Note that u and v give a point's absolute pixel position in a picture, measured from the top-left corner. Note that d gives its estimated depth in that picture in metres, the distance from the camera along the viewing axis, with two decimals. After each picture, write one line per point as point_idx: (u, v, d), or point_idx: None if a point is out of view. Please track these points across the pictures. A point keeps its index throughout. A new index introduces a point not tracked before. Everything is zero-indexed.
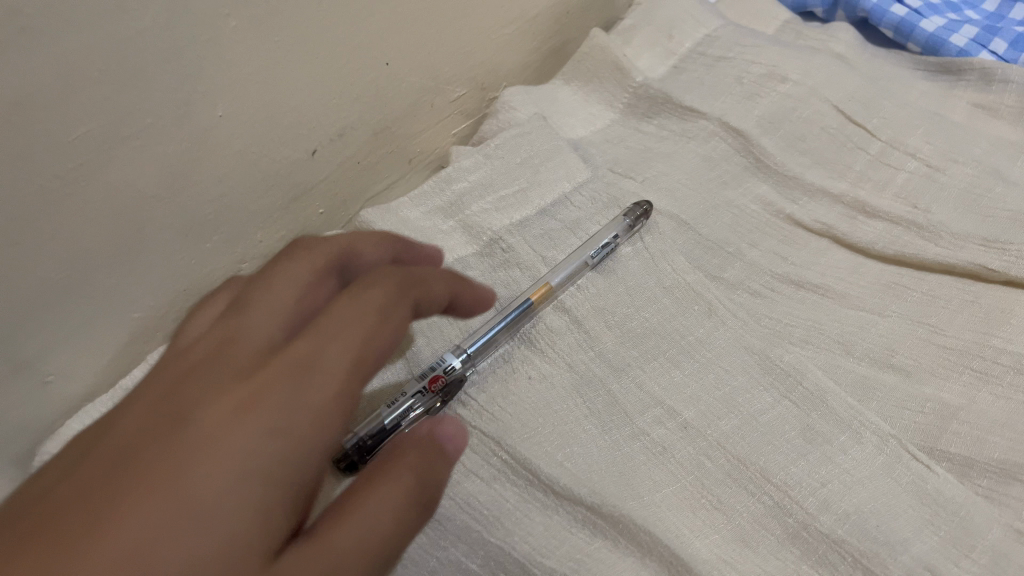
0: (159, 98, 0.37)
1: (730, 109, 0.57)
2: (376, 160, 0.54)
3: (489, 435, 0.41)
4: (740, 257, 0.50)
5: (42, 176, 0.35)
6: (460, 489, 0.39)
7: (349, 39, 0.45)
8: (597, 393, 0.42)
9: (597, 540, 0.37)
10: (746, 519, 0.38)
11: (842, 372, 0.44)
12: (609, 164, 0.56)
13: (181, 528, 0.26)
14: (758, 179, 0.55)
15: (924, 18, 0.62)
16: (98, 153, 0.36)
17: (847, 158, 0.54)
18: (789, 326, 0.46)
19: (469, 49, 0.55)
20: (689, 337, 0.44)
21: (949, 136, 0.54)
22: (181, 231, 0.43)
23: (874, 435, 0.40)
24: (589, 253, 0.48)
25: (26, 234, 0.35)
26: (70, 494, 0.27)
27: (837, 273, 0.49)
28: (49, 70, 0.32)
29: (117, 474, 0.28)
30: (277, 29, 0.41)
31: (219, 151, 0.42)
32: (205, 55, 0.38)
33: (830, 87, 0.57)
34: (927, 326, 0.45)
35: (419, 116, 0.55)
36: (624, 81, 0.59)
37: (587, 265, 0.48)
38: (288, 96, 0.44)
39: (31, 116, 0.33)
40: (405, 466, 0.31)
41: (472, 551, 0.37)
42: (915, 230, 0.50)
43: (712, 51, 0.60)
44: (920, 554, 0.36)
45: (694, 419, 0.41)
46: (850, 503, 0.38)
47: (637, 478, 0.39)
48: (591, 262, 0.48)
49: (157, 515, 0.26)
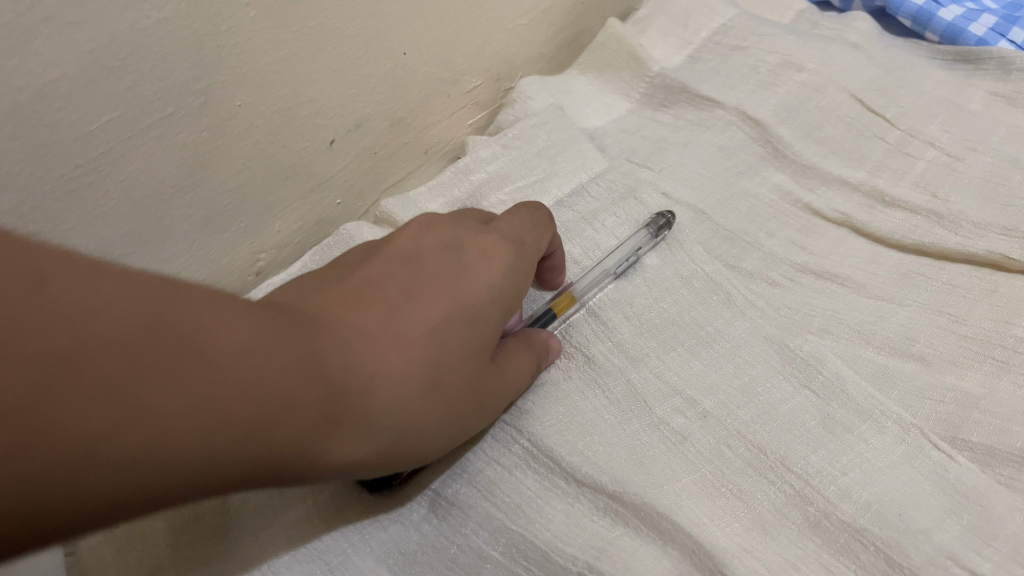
0: (180, 88, 0.37)
1: (747, 99, 0.57)
2: (391, 150, 0.54)
3: (509, 422, 0.41)
4: (758, 247, 0.50)
5: (63, 167, 0.35)
6: (481, 476, 0.40)
7: (366, 29, 0.45)
8: (616, 383, 0.42)
9: (618, 528, 0.38)
10: (766, 507, 0.38)
11: (860, 362, 0.44)
12: (625, 154, 0.56)
13: (453, 324, 0.36)
14: (775, 169, 0.54)
15: (942, 7, 0.61)
16: (119, 144, 0.36)
17: (864, 148, 0.54)
18: (806, 317, 0.46)
19: (485, 39, 0.55)
20: (707, 328, 0.44)
21: (966, 126, 0.53)
22: (199, 221, 0.43)
23: (895, 425, 0.40)
24: (614, 266, 0.47)
25: (47, 224, 0.36)
26: (364, 283, 0.36)
27: (855, 262, 0.49)
28: (70, 61, 0.32)
29: (399, 276, 0.37)
30: (296, 20, 0.41)
31: (237, 142, 0.42)
32: (225, 44, 0.38)
33: (847, 76, 0.57)
34: (948, 316, 0.45)
35: (434, 106, 0.55)
36: (640, 71, 0.59)
37: (608, 275, 0.47)
38: (306, 87, 0.44)
39: (52, 107, 0.33)
40: (539, 338, 0.42)
41: (494, 538, 0.38)
42: (933, 219, 0.49)
43: (727, 40, 0.60)
44: (942, 543, 0.36)
45: (713, 408, 0.41)
46: (871, 492, 0.38)
47: (657, 467, 0.39)
48: (613, 274, 0.47)
49: (448, 311, 0.36)
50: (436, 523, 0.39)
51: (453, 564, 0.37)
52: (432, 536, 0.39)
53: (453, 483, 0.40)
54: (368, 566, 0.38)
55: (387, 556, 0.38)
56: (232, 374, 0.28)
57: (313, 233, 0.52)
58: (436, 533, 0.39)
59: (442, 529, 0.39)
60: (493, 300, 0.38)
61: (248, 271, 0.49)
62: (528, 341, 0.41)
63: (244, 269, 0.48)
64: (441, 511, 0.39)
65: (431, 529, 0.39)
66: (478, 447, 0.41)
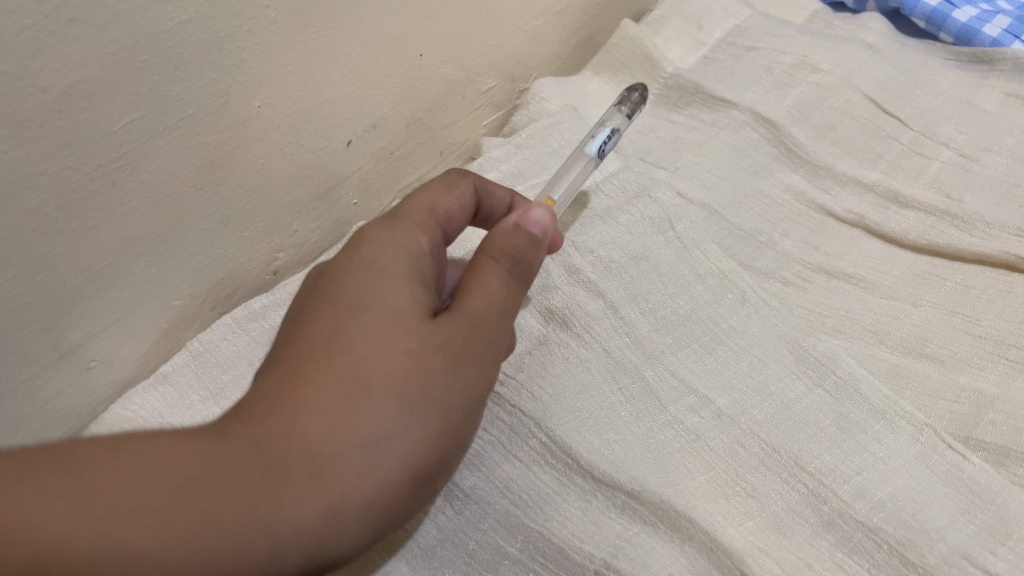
0: (202, 89, 0.38)
1: (761, 99, 0.57)
2: (406, 150, 0.54)
3: (527, 415, 0.41)
4: (772, 247, 0.50)
5: (88, 166, 0.35)
6: (498, 472, 0.40)
7: (383, 30, 0.45)
8: (632, 380, 0.42)
9: (635, 525, 0.38)
10: (780, 506, 0.38)
11: (875, 361, 0.44)
12: (639, 154, 0.56)
13: (363, 331, 0.31)
14: (789, 169, 0.55)
15: (957, 8, 0.61)
16: (142, 144, 0.37)
17: (878, 149, 0.54)
18: (821, 316, 0.46)
19: (500, 40, 0.55)
20: (722, 325, 0.45)
21: (980, 126, 0.54)
22: (217, 220, 0.44)
23: (909, 424, 0.40)
24: (592, 148, 0.46)
25: (72, 223, 0.36)
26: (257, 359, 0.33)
27: (869, 263, 0.49)
28: (95, 61, 0.33)
29: (284, 329, 0.33)
30: (315, 21, 0.41)
31: (255, 142, 0.43)
32: (245, 45, 0.38)
33: (862, 77, 0.57)
34: (963, 316, 0.45)
35: (449, 107, 0.55)
36: (655, 72, 0.60)
37: (591, 160, 0.46)
38: (324, 88, 0.44)
39: (77, 108, 0.33)
40: (499, 246, 0.35)
41: (511, 535, 0.38)
42: (947, 220, 0.50)
43: (741, 41, 0.60)
44: (956, 542, 0.36)
45: (728, 407, 0.41)
46: (886, 491, 0.38)
47: (671, 466, 0.39)
48: (595, 156, 0.46)
49: (335, 317, 0.32)
50: (453, 516, 0.39)
51: (470, 560, 0.38)
52: (450, 530, 0.39)
53: (470, 477, 0.40)
54: (386, 563, 0.38)
55: (405, 551, 0.39)
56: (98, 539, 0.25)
57: (330, 232, 0.52)
58: (453, 526, 0.39)
59: (459, 523, 0.39)
60: (397, 281, 0.33)
61: (267, 269, 0.49)
62: (485, 261, 0.35)
63: (262, 267, 0.49)
64: (458, 505, 0.39)
65: (448, 523, 0.39)
66: (495, 441, 0.41)
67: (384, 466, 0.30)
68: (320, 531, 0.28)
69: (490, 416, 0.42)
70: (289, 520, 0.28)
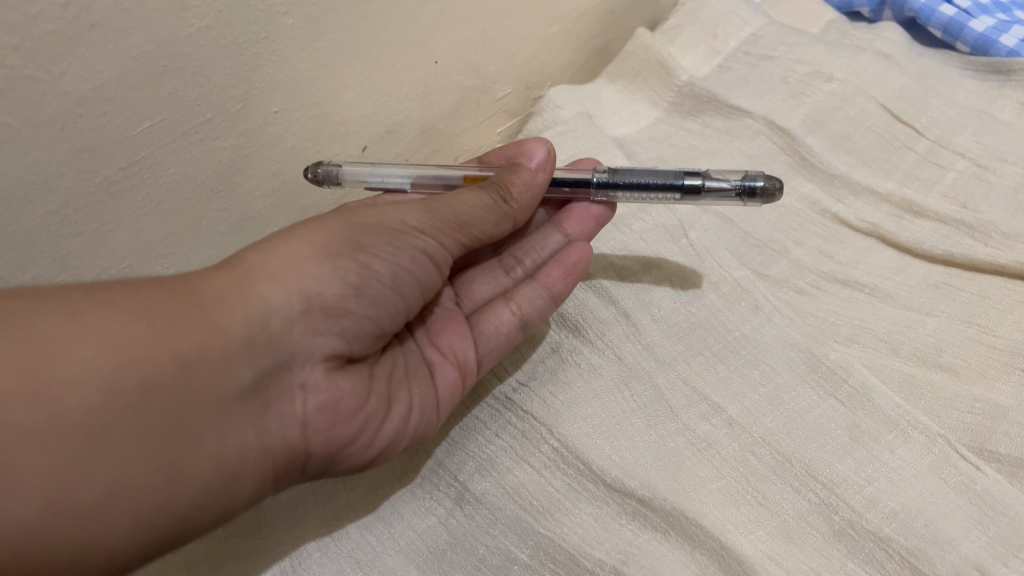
0: (217, 95, 0.38)
1: (775, 108, 0.57)
2: (422, 157, 0.55)
3: (540, 421, 0.41)
4: (786, 255, 0.50)
5: (108, 170, 0.36)
6: (510, 478, 0.40)
7: (400, 37, 0.46)
8: (643, 386, 0.42)
9: (646, 532, 0.38)
10: (792, 514, 0.38)
11: (888, 371, 0.44)
12: (653, 161, 0.56)
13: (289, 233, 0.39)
14: (804, 178, 0.54)
15: (974, 17, 0.61)
16: (162, 146, 0.37)
17: (893, 158, 0.54)
18: (834, 325, 0.46)
19: (516, 48, 0.55)
20: (734, 333, 0.44)
21: (997, 136, 0.53)
22: (234, 225, 0.44)
23: (923, 434, 0.40)
24: (378, 180, 0.44)
25: (92, 226, 0.37)
26: None
27: (882, 272, 0.49)
28: (115, 66, 0.33)
29: None
30: (331, 28, 0.41)
31: (272, 147, 0.43)
32: (263, 50, 0.39)
33: (877, 86, 0.56)
34: (977, 326, 0.45)
35: (466, 114, 0.55)
36: (668, 80, 0.60)
37: (367, 181, 0.44)
38: (339, 94, 0.45)
39: (97, 111, 0.34)
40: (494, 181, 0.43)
41: (521, 541, 0.38)
42: (963, 229, 0.49)
43: (757, 49, 0.60)
44: (969, 553, 0.36)
45: (740, 415, 0.41)
46: (898, 501, 0.38)
47: (684, 473, 0.39)
48: (368, 183, 0.44)
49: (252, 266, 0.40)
50: (464, 519, 0.40)
51: (480, 565, 0.38)
52: (461, 533, 0.39)
53: (483, 481, 0.40)
54: (397, 565, 0.38)
55: (417, 555, 0.39)
56: (56, 329, 0.32)
57: None
58: (464, 530, 0.39)
59: (469, 526, 0.39)
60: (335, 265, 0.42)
61: None
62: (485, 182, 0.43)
63: None
64: (469, 509, 0.40)
65: (460, 528, 0.39)
66: (509, 446, 0.41)
67: (300, 253, 0.36)
68: (254, 317, 0.35)
69: (505, 422, 0.42)
70: (207, 298, 0.34)
